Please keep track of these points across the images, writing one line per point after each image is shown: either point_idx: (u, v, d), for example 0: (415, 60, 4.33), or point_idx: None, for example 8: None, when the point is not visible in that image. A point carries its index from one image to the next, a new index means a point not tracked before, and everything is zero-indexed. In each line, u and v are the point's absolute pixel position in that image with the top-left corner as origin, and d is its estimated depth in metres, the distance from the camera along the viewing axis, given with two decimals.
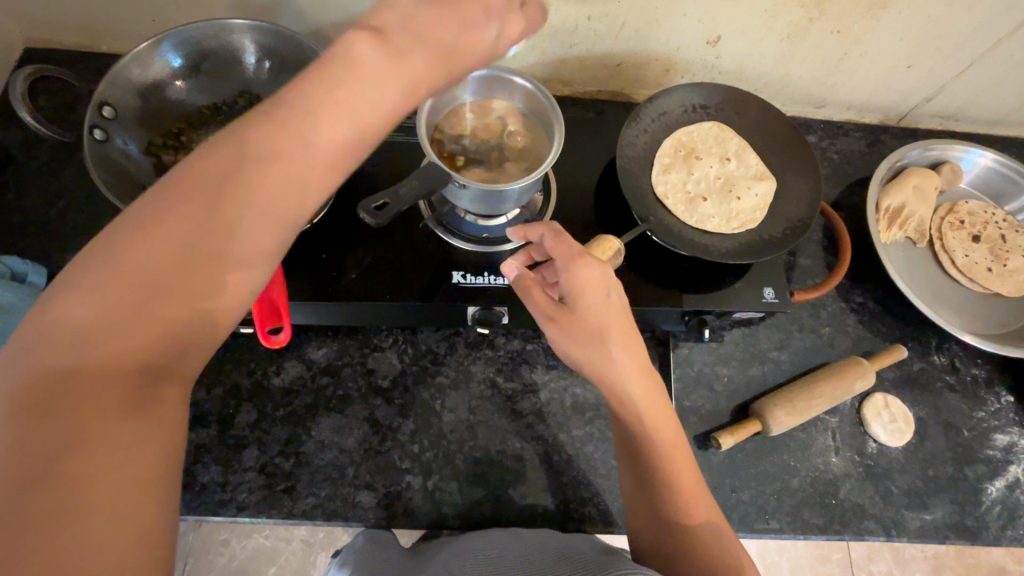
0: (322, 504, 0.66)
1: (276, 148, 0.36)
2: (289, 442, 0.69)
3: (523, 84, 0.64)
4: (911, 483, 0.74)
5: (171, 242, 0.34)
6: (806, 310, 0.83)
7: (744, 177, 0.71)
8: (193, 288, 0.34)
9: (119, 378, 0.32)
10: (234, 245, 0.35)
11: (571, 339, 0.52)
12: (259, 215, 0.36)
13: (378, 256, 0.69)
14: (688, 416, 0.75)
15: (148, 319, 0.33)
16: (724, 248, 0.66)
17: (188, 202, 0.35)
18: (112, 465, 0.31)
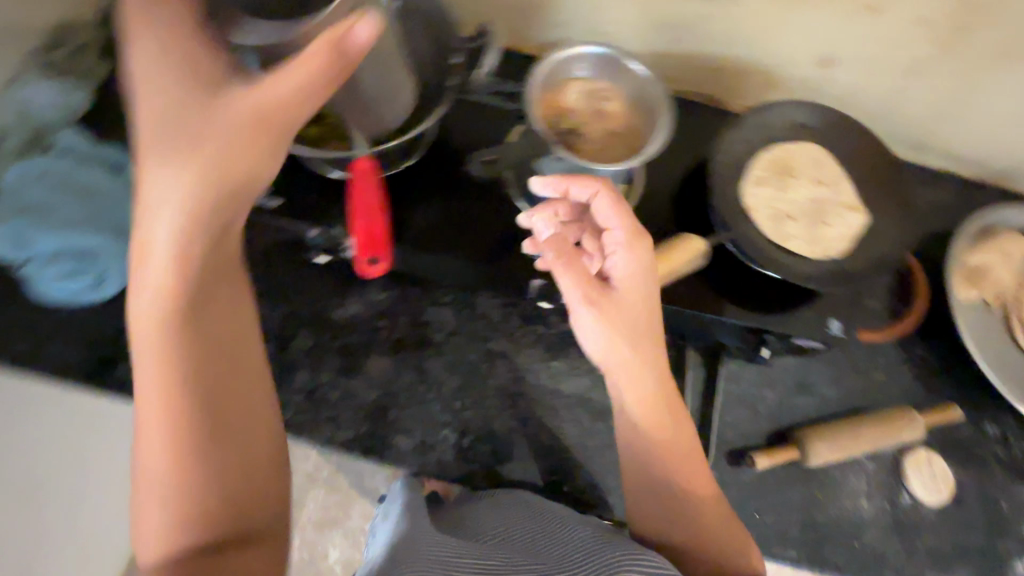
0: (360, 439, 0.69)
1: (180, 229, 0.44)
2: (339, 374, 0.71)
3: (637, 70, 0.64)
4: (938, 543, 0.73)
5: (155, 338, 0.44)
6: (863, 351, 0.81)
7: (836, 204, 0.69)
8: (193, 354, 0.45)
9: (161, 455, 0.44)
10: (208, 303, 0.46)
11: (608, 322, 0.55)
12: (202, 276, 0.46)
13: (456, 212, 0.71)
14: (725, 430, 0.75)
15: (174, 386, 0.44)
16: (803, 272, 0.66)
17: (158, 303, 0.44)
18: (204, 489, 0.45)
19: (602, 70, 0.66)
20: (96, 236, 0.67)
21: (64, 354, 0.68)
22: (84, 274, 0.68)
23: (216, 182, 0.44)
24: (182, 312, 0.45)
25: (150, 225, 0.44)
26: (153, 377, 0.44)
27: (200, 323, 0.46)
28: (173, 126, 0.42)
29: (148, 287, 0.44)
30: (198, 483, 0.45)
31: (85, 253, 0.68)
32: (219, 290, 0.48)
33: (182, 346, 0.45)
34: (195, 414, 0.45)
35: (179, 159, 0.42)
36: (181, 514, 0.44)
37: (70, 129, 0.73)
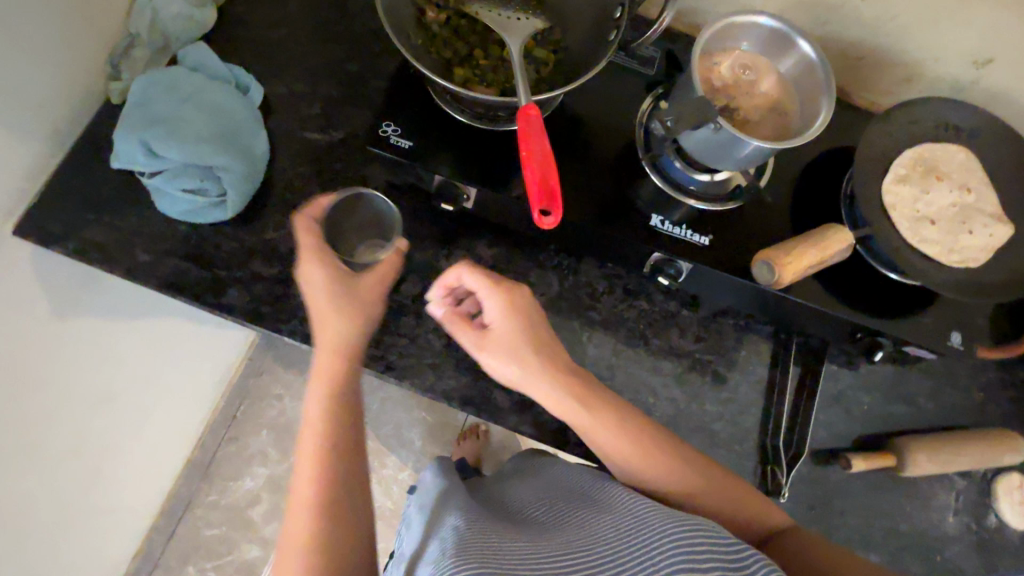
0: (460, 390, 0.69)
1: (324, 335, 0.59)
2: (443, 324, 0.71)
3: (807, 50, 0.61)
4: (1020, 568, 0.72)
5: (310, 432, 0.55)
6: (965, 367, 0.79)
7: (979, 213, 0.67)
8: (326, 435, 0.55)
9: (318, 447, 0.54)
10: (336, 422, 0.56)
11: (492, 354, 0.64)
12: (333, 393, 0.57)
13: (580, 176, 0.69)
14: (818, 429, 0.74)
15: (313, 470, 0.53)
16: (941, 278, 0.64)
17: (306, 428, 0.55)
18: (338, 504, 0.52)
19: (767, 47, 0.63)
20: (223, 155, 0.67)
21: (179, 270, 0.69)
22: (207, 192, 0.68)
23: (362, 306, 0.61)
24: (343, 395, 0.58)
25: (326, 332, 0.59)
26: (318, 417, 0.55)
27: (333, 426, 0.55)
28: (342, 296, 0.60)
29: (327, 365, 0.58)
30: (337, 503, 0.52)
31: (210, 171, 0.67)
32: (342, 408, 0.57)
33: (338, 407, 0.57)
34: (344, 462, 0.55)
35: (335, 320, 0.59)
36: (314, 533, 0.50)
37: (199, 44, 0.73)
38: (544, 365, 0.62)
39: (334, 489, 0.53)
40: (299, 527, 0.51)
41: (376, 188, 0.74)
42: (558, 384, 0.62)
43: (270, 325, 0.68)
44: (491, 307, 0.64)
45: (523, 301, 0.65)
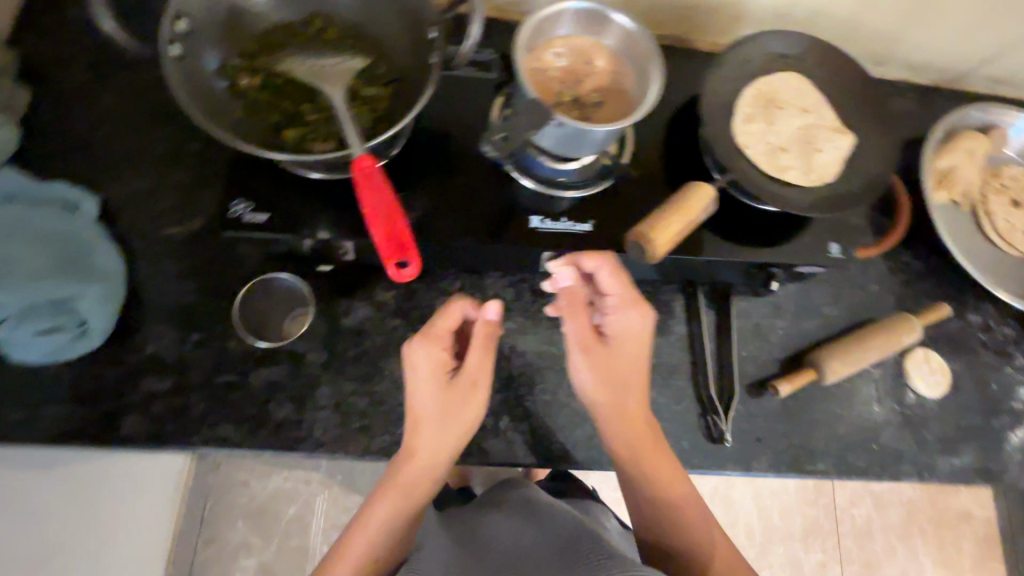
0: (398, 442, 0.67)
1: (416, 425, 0.61)
2: (363, 381, 0.69)
3: (622, 22, 0.62)
4: (944, 431, 0.79)
5: (389, 503, 0.62)
6: (857, 267, 0.85)
7: (824, 129, 0.71)
8: (395, 512, 0.62)
9: (386, 519, 0.62)
10: (407, 506, 0.62)
11: (600, 372, 0.65)
12: (417, 478, 0.61)
13: (451, 198, 0.68)
14: (745, 365, 0.77)
15: (371, 533, 0.62)
16: (804, 202, 0.67)
17: (382, 497, 0.62)
18: (371, 562, 0.61)
19: (588, 27, 0.64)
20: (75, 284, 0.61)
21: (59, 415, 0.63)
22: (65, 329, 0.62)
23: (473, 406, 0.61)
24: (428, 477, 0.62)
25: (419, 424, 0.60)
26: (395, 489, 0.61)
27: (405, 506, 0.62)
28: (442, 397, 0.60)
29: (421, 452, 0.61)
30: (373, 552, 0.62)
31: (62, 305, 0.62)
32: (417, 491, 0.62)
33: (418, 486, 0.62)
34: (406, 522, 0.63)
35: (436, 418, 0.60)
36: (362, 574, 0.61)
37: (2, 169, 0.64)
38: (636, 394, 0.66)
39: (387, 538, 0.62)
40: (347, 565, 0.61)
41: (253, 265, 0.70)
42: (634, 428, 0.65)
43: (178, 443, 0.64)
44: (614, 314, 0.67)
45: (648, 329, 0.67)
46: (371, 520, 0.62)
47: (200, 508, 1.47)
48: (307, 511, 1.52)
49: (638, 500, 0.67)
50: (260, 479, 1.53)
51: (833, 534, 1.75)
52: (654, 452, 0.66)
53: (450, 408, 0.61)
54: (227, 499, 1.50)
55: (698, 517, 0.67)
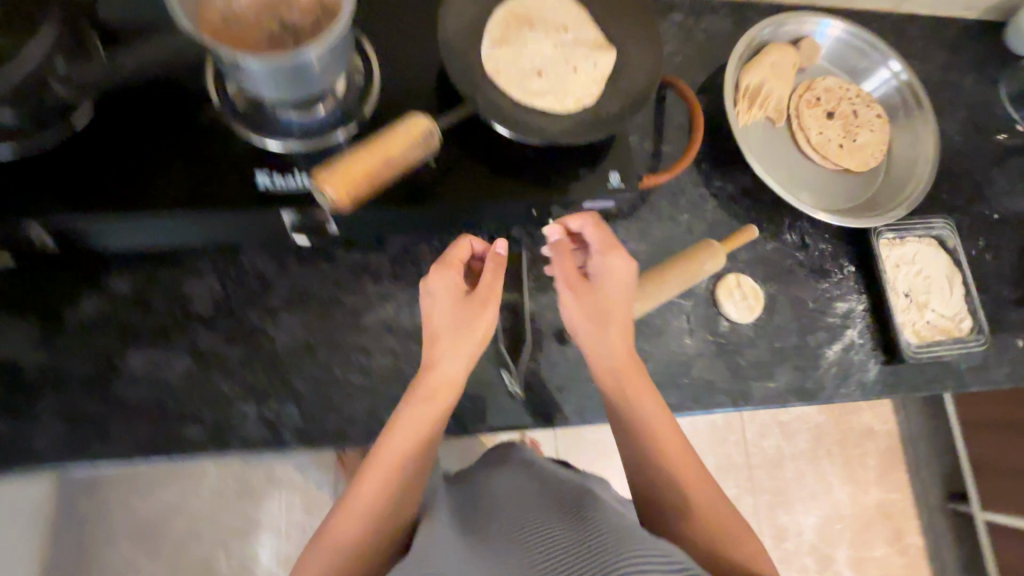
0: (141, 444, 0.60)
1: (435, 346, 0.60)
2: (95, 382, 0.61)
3: None
4: (759, 356, 0.77)
5: (413, 438, 0.58)
6: (665, 198, 0.81)
7: (582, 46, 0.65)
8: (405, 447, 0.58)
9: (403, 458, 0.57)
10: (415, 440, 0.58)
11: (579, 307, 0.65)
12: (426, 411, 0.59)
13: (161, 159, 0.59)
14: (544, 314, 0.74)
15: (389, 469, 0.57)
16: (559, 129, 0.62)
17: (393, 426, 0.59)
18: (376, 498, 0.56)
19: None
20: None
21: None
22: None
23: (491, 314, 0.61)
24: (446, 394, 0.59)
25: (436, 336, 0.60)
26: (409, 409, 0.59)
27: (414, 438, 0.58)
28: (460, 309, 0.60)
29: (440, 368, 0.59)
30: (393, 493, 0.57)
31: None
32: (425, 426, 0.59)
33: (434, 404, 0.59)
34: (424, 447, 0.59)
35: (450, 324, 0.60)
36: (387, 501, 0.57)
37: None
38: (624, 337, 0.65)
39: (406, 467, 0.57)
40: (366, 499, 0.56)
41: None
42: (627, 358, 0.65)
43: None
44: (597, 258, 0.67)
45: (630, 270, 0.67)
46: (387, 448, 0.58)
47: (70, 535, 1.30)
48: (197, 522, 1.36)
49: (630, 441, 0.64)
50: (139, 493, 1.35)
51: (745, 467, 1.74)
52: (652, 400, 0.65)
53: (471, 315, 0.60)
54: (104, 524, 1.33)
55: (694, 475, 0.63)
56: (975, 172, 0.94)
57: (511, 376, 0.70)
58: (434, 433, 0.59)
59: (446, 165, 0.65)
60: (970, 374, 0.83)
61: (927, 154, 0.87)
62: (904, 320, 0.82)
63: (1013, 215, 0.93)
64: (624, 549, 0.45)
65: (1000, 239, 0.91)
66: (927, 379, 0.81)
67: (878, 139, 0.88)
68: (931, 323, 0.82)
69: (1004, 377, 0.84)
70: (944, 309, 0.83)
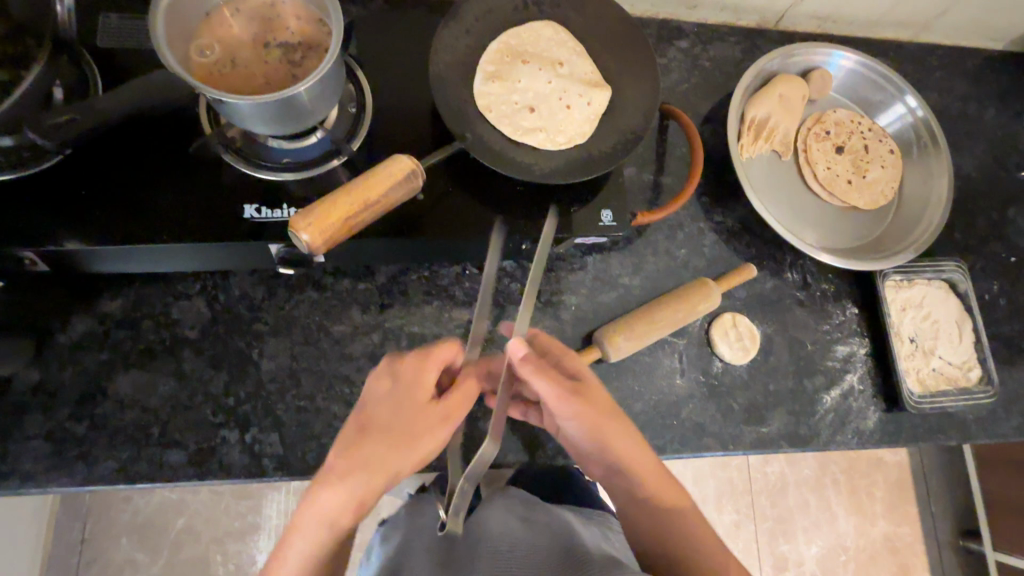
0: (123, 467, 0.61)
1: (371, 428, 0.51)
2: (81, 403, 0.62)
3: None
4: (752, 399, 0.75)
5: (339, 518, 0.48)
6: (662, 232, 0.79)
7: (576, 85, 0.67)
8: (330, 527, 0.47)
9: (324, 538, 0.47)
10: (339, 520, 0.48)
11: (561, 402, 0.56)
12: (363, 487, 0.48)
13: (151, 190, 0.59)
14: None
15: (307, 553, 0.47)
16: (545, 167, 0.63)
17: (322, 499, 0.48)
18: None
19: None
20: None
21: None
22: None
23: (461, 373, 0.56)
24: (400, 431, 0.51)
25: (378, 425, 0.51)
26: (361, 439, 0.50)
27: (342, 517, 0.48)
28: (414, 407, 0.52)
29: (378, 400, 0.53)
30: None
31: None
32: (362, 505, 0.49)
33: (369, 489, 0.48)
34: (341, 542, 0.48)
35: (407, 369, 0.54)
36: (333, 537, 0.48)
37: None
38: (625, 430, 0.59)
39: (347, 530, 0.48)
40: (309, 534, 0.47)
41: None
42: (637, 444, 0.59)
43: None
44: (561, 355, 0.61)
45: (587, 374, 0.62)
46: (326, 486, 0.48)
47: (76, 529, 1.33)
48: (199, 521, 1.38)
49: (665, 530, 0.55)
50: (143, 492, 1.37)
51: (747, 493, 1.68)
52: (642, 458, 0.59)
53: (426, 361, 0.55)
54: (108, 518, 1.35)
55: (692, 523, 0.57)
56: (992, 210, 0.90)
57: None
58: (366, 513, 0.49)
59: (437, 196, 0.64)
60: (976, 425, 0.80)
61: (940, 193, 0.84)
62: (908, 366, 0.78)
63: None
64: None
65: (1016, 283, 0.87)
66: (929, 429, 0.78)
67: (889, 175, 0.85)
68: (937, 371, 0.79)
69: (1012, 429, 0.81)
70: (952, 357, 0.80)
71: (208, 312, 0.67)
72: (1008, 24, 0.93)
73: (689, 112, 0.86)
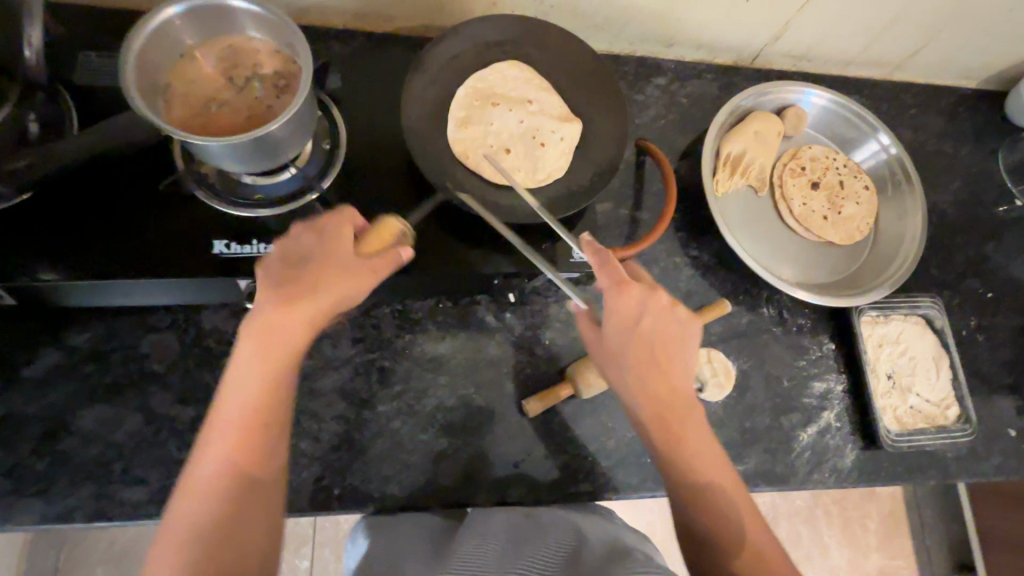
0: (83, 505, 0.60)
1: (256, 324, 0.50)
2: (44, 439, 0.61)
3: (256, 36, 0.58)
4: (727, 436, 0.74)
5: (236, 435, 0.48)
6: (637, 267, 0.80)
7: (549, 121, 0.69)
8: (216, 439, 0.48)
9: (218, 463, 0.47)
10: (224, 431, 0.48)
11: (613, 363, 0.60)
12: (248, 390, 0.49)
13: (120, 225, 0.60)
14: (505, 381, 0.72)
15: (204, 479, 0.47)
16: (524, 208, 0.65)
17: (212, 426, 0.48)
18: (188, 510, 0.46)
19: (196, 28, 0.56)
20: None
21: None
22: None
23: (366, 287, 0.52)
24: (278, 390, 0.50)
25: (269, 316, 0.50)
26: (240, 399, 0.49)
27: (229, 430, 0.48)
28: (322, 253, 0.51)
29: (250, 363, 0.49)
30: (219, 515, 0.46)
31: None
32: (242, 414, 0.48)
33: (272, 395, 0.50)
34: (243, 459, 0.48)
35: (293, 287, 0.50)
36: (224, 506, 0.46)
37: None
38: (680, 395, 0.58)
39: (247, 450, 0.48)
40: (191, 511, 0.46)
41: None
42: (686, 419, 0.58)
43: None
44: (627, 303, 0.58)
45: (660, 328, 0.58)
46: (224, 408, 0.49)
47: (49, 559, 1.26)
48: None
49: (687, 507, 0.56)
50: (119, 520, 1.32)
51: None
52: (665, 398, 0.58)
53: (316, 288, 0.50)
54: (82, 546, 1.29)
55: (705, 451, 0.57)
56: (969, 245, 0.91)
57: (468, 445, 0.69)
58: (265, 429, 0.49)
59: (410, 233, 0.66)
60: (956, 464, 0.79)
61: (914, 229, 0.84)
62: (885, 403, 0.78)
63: (1008, 292, 0.89)
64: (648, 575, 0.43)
65: (994, 319, 0.87)
66: (908, 468, 0.77)
67: (864, 211, 0.86)
68: (914, 409, 0.79)
69: (993, 468, 0.80)
70: (929, 394, 0.80)
71: (177, 345, 0.66)
72: (980, 64, 0.95)
73: (666, 148, 0.87)
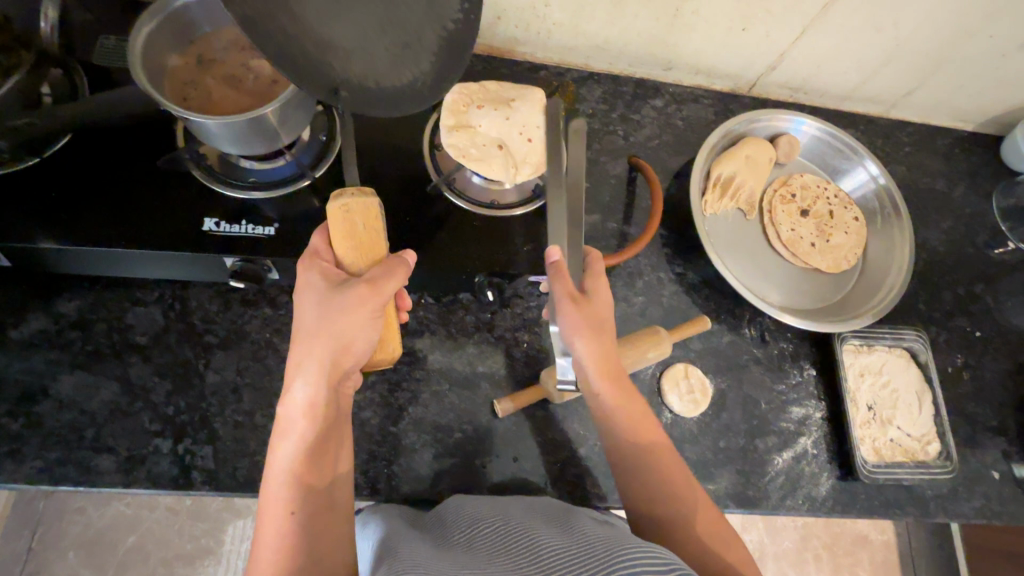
0: (49, 468, 0.61)
1: (295, 365, 0.55)
2: (21, 400, 0.62)
3: None
4: (700, 454, 0.74)
5: (293, 467, 0.52)
6: (621, 279, 0.81)
7: (531, 115, 0.69)
8: (271, 473, 0.53)
9: (283, 493, 0.51)
10: (279, 469, 0.53)
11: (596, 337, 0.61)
12: (295, 429, 0.54)
13: (115, 198, 0.62)
14: (479, 381, 0.73)
15: (276, 506, 0.51)
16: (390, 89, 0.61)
17: (271, 460, 0.53)
18: (270, 532, 0.50)
19: (203, 16, 0.60)
20: None
21: None
22: None
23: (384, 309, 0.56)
24: (322, 419, 0.55)
25: (309, 342, 0.54)
26: (294, 443, 0.53)
27: (285, 465, 0.53)
28: (333, 291, 0.53)
29: (297, 395, 0.54)
30: (301, 534, 0.50)
31: None
32: (291, 451, 0.53)
33: (322, 425, 0.55)
34: (307, 485, 0.52)
35: (314, 342, 0.53)
36: (301, 526, 0.50)
37: None
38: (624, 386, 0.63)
39: (306, 475, 0.53)
40: (274, 539, 0.50)
41: None
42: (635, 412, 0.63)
43: None
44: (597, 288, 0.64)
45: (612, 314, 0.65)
46: (278, 447, 0.54)
47: (23, 538, 1.24)
48: (150, 541, 1.28)
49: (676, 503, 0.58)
50: (97, 504, 1.28)
51: None
52: (609, 380, 0.62)
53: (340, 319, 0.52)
54: (57, 528, 1.26)
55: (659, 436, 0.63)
56: (958, 284, 0.91)
57: (434, 441, 0.69)
58: (313, 456, 0.54)
59: (395, 228, 0.68)
60: (935, 502, 0.77)
61: (902, 261, 0.84)
62: (863, 434, 0.77)
63: (995, 333, 0.89)
64: (627, 550, 0.43)
65: (981, 358, 0.87)
66: (885, 502, 0.76)
67: (853, 241, 0.87)
68: (893, 441, 0.77)
69: (974, 510, 0.78)
70: (911, 429, 0.78)
71: (162, 319, 0.68)
72: (976, 107, 0.97)
73: (657, 167, 0.89)
